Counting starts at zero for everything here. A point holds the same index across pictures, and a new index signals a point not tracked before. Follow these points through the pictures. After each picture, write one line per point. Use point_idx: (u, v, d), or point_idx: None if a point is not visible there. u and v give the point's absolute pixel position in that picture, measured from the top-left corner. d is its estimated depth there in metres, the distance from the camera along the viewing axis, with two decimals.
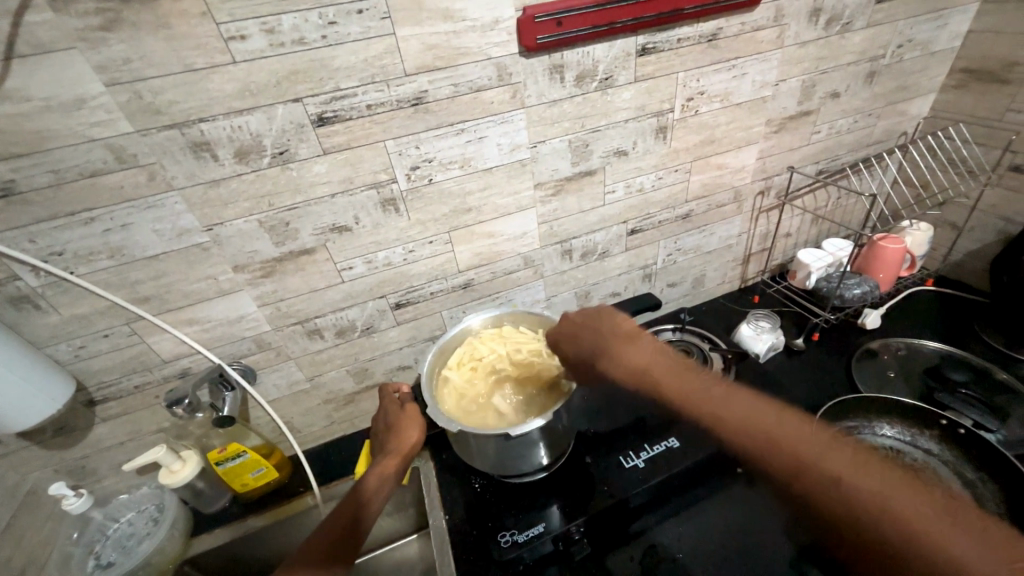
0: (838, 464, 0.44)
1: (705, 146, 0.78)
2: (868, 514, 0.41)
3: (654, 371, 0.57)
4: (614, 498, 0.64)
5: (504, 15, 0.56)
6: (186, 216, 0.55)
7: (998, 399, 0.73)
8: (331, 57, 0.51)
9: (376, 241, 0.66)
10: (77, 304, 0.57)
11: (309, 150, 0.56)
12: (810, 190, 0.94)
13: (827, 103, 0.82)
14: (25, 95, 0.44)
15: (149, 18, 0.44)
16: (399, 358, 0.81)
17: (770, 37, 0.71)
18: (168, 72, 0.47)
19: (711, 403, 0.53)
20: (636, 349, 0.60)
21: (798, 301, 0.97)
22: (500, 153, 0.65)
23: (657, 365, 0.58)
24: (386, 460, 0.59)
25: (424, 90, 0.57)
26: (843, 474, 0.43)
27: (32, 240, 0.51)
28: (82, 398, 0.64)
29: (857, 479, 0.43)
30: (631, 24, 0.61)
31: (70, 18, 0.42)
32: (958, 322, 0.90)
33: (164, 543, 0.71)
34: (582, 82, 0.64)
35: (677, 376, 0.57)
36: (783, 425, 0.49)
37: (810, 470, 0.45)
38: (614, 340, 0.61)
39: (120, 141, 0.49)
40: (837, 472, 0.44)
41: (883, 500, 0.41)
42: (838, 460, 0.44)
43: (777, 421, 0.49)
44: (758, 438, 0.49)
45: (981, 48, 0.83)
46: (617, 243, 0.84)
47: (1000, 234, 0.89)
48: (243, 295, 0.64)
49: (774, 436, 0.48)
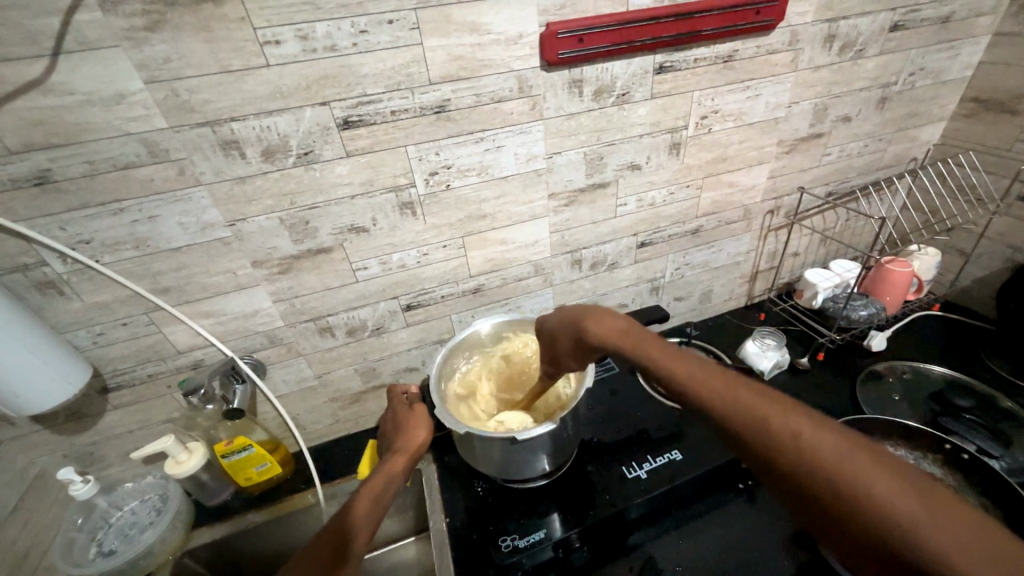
0: (796, 421, 0.33)
1: (717, 163, 0.80)
2: (820, 479, 0.31)
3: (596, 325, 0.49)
4: (615, 508, 0.64)
5: (528, 31, 0.57)
6: (211, 211, 0.57)
7: (1002, 425, 0.74)
8: (360, 64, 0.53)
9: (392, 243, 0.68)
10: (100, 292, 0.59)
11: (333, 152, 0.58)
12: (818, 211, 0.95)
13: (838, 127, 0.84)
14: (69, 88, 0.46)
15: (191, 20, 0.46)
16: (407, 359, 0.81)
17: (784, 60, 0.72)
18: (205, 72, 0.49)
19: (662, 355, 0.41)
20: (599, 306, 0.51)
21: (803, 320, 0.98)
22: (517, 162, 0.67)
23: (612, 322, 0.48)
24: (394, 459, 0.60)
25: (447, 99, 0.59)
26: (807, 431, 0.33)
27: (63, 228, 0.53)
28: (97, 385, 0.65)
29: (821, 435, 0.32)
30: (650, 43, 0.63)
31: (117, 17, 0.44)
32: (964, 347, 0.91)
33: (165, 533, 0.72)
34: (600, 97, 0.66)
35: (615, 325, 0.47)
36: (745, 391, 0.36)
37: (770, 429, 0.34)
38: (591, 308, 0.49)
39: (154, 136, 0.51)
40: (795, 427, 0.33)
41: (864, 473, 0.30)
42: (809, 427, 0.33)
43: (709, 367, 0.39)
44: (736, 414, 0.35)
45: (992, 79, 0.85)
46: (626, 255, 0.86)
47: (1008, 262, 0.89)
48: (260, 290, 0.65)
49: (720, 393, 0.37)
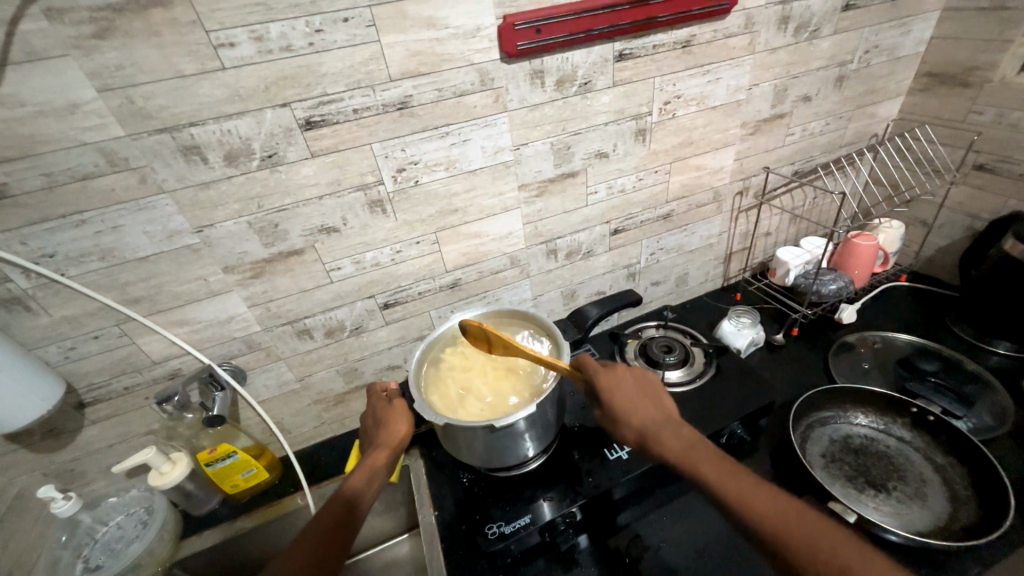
0: (743, 488, 0.47)
1: (684, 147, 0.81)
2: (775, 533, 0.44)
3: (702, 460, 0.51)
4: (599, 489, 0.65)
5: (485, 23, 0.58)
6: (177, 218, 0.57)
7: (968, 388, 0.76)
8: (318, 63, 0.53)
9: (364, 242, 0.68)
10: (68, 305, 0.58)
11: (297, 153, 0.58)
12: (786, 190, 0.97)
13: (799, 106, 0.86)
14: (19, 100, 0.46)
15: (141, 26, 0.46)
16: (389, 358, 0.82)
17: (741, 43, 0.74)
18: (159, 78, 0.49)
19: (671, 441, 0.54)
20: (629, 388, 0.60)
21: (778, 298, 1.01)
22: (484, 155, 0.67)
23: (707, 461, 0.51)
24: (376, 453, 0.59)
25: (409, 95, 0.59)
26: (753, 497, 0.47)
27: (24, 242, 0.52)
28: (73, 400, 0.64)
29: (762, 501, 0.46)
30: (608, 31, 0.63)
31: (64, 26, 0.44)
32: (931, 315, 0.94)
33: (153, 545, 0.72)
34: (563, 87, 0.67)
35: (717, 469, 0.50)
36: (714, 466, 0.50)
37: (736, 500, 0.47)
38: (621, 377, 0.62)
39: (112, 145, 0.50)
40: (748, 496, 0.47)
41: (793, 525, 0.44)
42: (753, 489, 0.47)
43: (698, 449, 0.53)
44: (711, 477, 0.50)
45: (943, 54, 0.88)
46: (601, 243, 0.87)
47: (967, 231, 0.93)
48: (233, 295, 0.65)
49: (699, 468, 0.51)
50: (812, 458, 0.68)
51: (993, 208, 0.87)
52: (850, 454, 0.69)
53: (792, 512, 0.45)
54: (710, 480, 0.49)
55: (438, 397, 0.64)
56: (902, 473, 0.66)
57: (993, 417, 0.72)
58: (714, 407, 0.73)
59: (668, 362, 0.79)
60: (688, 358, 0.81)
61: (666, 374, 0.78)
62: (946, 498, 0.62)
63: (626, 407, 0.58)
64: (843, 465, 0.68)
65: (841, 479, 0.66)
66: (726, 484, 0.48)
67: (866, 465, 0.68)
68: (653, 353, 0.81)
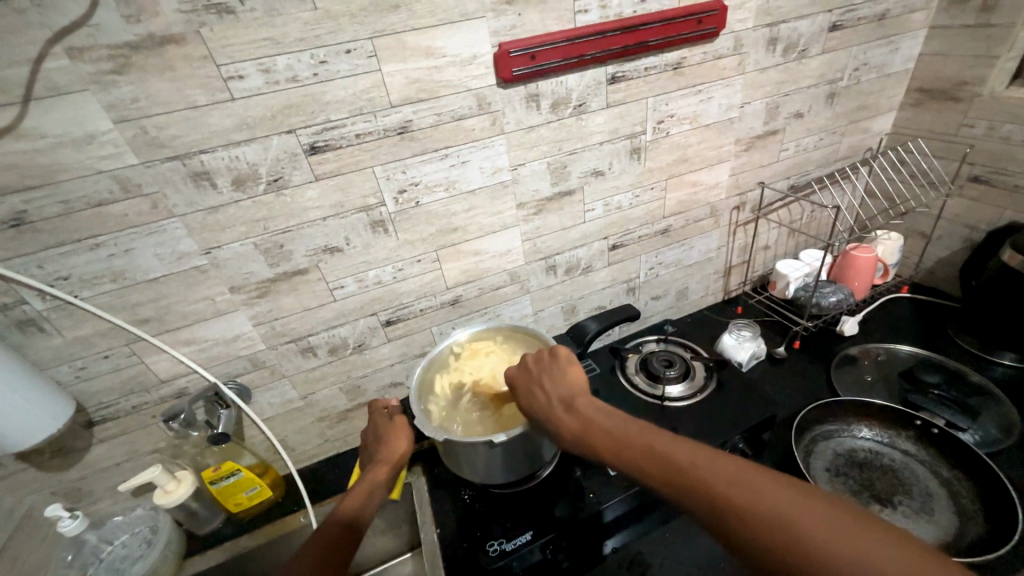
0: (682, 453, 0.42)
1: (679, 164, 0.83)
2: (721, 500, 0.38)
3: (639, 435, 0.46)
4: (600, 506, 0.64)
5: (481, 51, 0.61)
6: (186, 240, 0.59)
7: (972, 400, 0.76)
8: (322, 92, 0.56)
9: (367, 261, 0.70)
10: (80, 326, 0.60)
11: (302, 177, 0.60)
12: (782, 204, 0.98)
13: (792, 123, 0.88)
14: (41, 132, 0.48)
15: (156, 62, 0.49)
16: (391, 374, 0.83)
17: (731, 64, 0.76)
18: (171, 109, 0.51)
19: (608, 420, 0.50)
20: (564, 377, 0.56)
21: (778, 310, 1.01)
22: (483, 175, 0.69)
23: (643, 433, 0.46)
24: (376, 470, 0.60)
25: (409, 120, 0.61)
26: (693, 462, 0.41)
27: (40, 266, 0.55)
28: (82, 419, 0.66)
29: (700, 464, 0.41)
30: (600, 56, 0.66)
31: (84, 63, 0.47)
32: (933, 325, 0.94)
33: (157, 564, 0.72)
34: (558, 109, 0.69)
35: (652, 439, 0.45)
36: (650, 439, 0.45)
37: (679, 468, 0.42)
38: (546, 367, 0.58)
39: (126, 173, 0.53)
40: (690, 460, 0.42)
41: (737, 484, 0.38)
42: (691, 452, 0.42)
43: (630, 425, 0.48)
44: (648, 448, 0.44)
45: (932, 70, 0.89)
46: (600, 258, 0.88)
47: (967, 241, 0.93)
48: (239, 314, 0.67)
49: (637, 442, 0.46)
50: (816, 472, 0.68)
51: (991, 219, 0.87)
52: (854, 468, 0.68)
53: (734, 471, 0.40)
54: (641, 459, 0.44)
55: (436, 407, 0.65)
56: (907, 488, 0.65)
57: (1000, 430, 0.71)
58: (716, 421, 0.73)
59: (669, 376, 0.79)
60: (688, 372, 0.81)
61: (667, 389, 0.78)
62: (952, 512, 0.62)
63: (560, 396, 0.54)
64: (847, 479, 0.67)
65: (846, 494, 0.66)
66: (663, 454, 0.43)
67: (871, 479, 0.67)
68: (654, 367, 0.81)
